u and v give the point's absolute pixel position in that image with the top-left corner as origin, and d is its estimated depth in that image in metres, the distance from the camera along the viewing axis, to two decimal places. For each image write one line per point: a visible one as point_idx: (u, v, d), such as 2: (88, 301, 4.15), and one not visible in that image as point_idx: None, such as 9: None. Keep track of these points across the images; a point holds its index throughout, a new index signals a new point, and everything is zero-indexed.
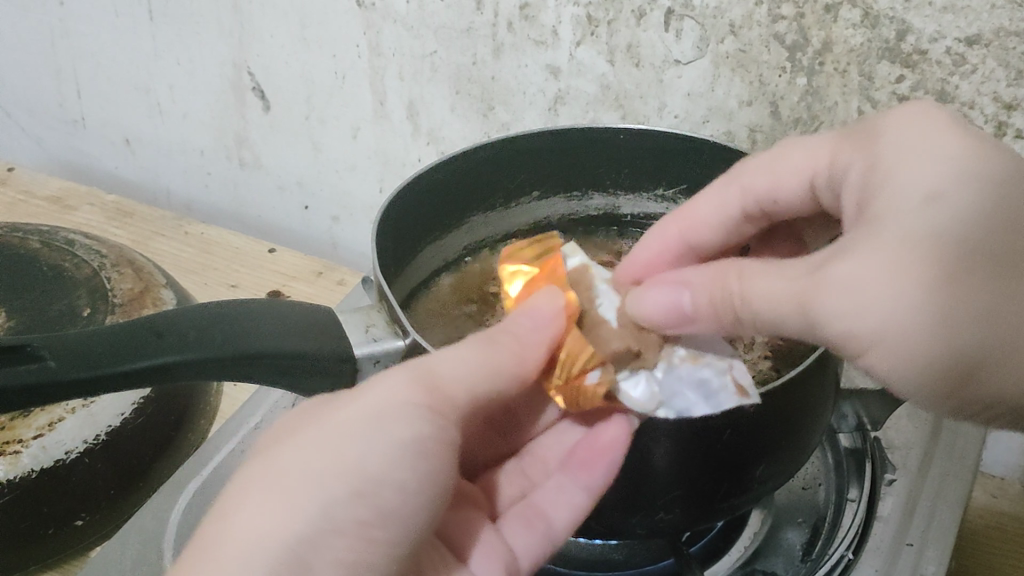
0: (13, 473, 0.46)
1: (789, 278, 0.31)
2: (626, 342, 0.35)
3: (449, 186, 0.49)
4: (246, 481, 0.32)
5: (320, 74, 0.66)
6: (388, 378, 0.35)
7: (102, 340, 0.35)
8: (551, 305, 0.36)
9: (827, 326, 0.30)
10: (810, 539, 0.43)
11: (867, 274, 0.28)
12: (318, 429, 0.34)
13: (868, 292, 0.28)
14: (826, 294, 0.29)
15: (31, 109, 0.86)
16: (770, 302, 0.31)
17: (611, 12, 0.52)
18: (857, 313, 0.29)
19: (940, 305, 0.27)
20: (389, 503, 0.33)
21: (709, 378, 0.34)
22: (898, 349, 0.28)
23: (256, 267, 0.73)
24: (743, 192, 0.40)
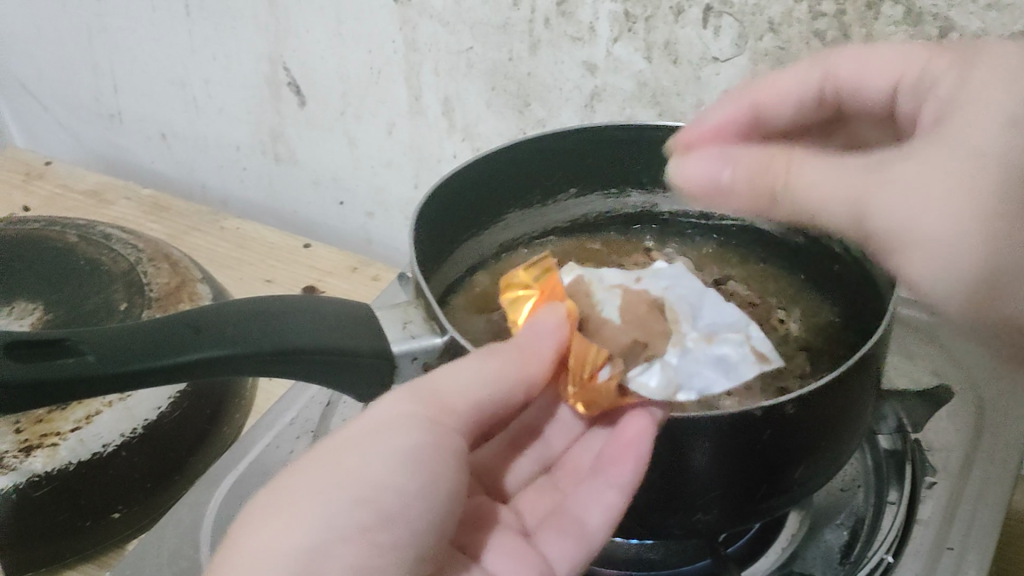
0: (52, 464, 0.46)
1: (845, 175, 0.32)
2: (630, 336, 0.36)
3: (487, 182, 0.49)
4: (256, 506, 0.35)
5: (356, 69, 0.65)
6: (392, 396, 0.37)
7: (141, 334, 0.35)
8: (554, 316, 0.37)
9: (874, 220, 0.32)
10: (849, 541, 0.43)
11: (931, 187, 0.30)
12: (321, 450, 0.36)
13: (929, 206, 0.30)
14: (885, 194, 0.31)
15: (69, 104, 0.86)
16: (818, 192, 0.33)
17: (649, 8, 0.51)
18: (914, 218, 0.31)
19: (987, 237, 0.29)
20: (392, 507, 0.35)
21: (727, 353, 0.37)
22: (931, 258, 0.31)
23: (291, 263, 0.73)
24: (826, 75, 0.41)
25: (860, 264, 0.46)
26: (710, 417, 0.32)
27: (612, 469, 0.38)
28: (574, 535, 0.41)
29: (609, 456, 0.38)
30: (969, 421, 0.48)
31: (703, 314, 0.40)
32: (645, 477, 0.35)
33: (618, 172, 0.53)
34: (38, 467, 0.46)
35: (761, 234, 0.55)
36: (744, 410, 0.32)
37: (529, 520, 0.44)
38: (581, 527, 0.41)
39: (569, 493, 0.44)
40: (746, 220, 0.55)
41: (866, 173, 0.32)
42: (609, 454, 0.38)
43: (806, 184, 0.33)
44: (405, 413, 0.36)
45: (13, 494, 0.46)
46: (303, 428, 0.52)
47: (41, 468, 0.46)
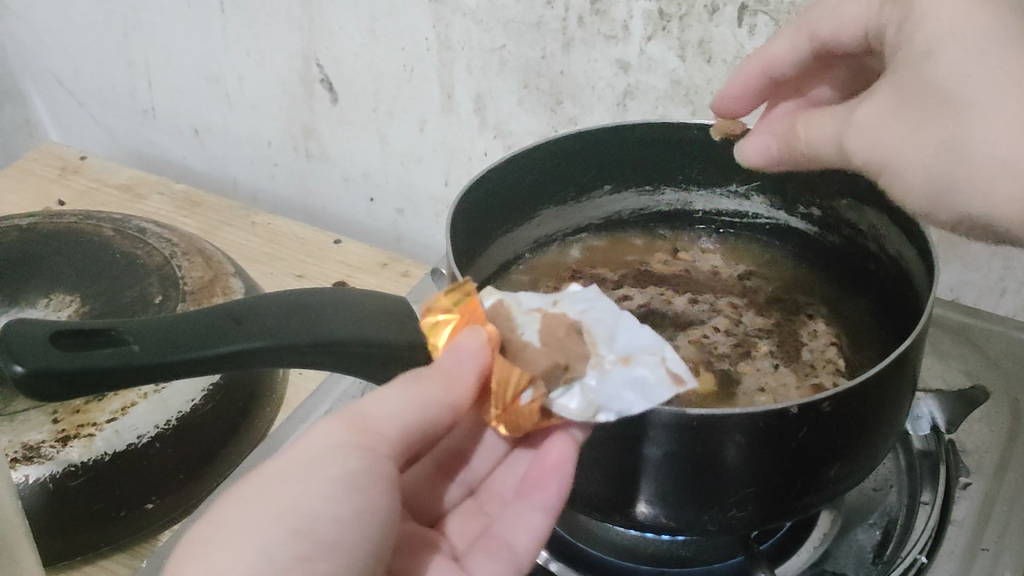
0: (88, 455, 0.47)
1: (838, 122, 0.39)
2: (550, 358, 0.34)
3: (520, 178, 0.49)
4: (185, 551, 0.34)
5: (389, 67, 0.66)
6: (320, 428, 0.37)
7: (181, 327, 0.35)
8: (474, 339, 0.35)
9: (854, 156, 0.38)
10: (881, 541, 0.43)
11: (877, 116, 0.36)
12: (248, 485, 0.35)
13: (877, 130, 0.36)
14: (854, 130, 0.37)
15: (104, 100, 0.87)
16: (822, 144, 0.40)
17: (683, 7, 0.52)
18: (873, 147, 0.36)
19: (921, 143, 0.34)
20: (329, 535, 0.34)
21: (643, 375, 0.34)
22: (898, 177, 0.36)
23: (322, 258, 0.74)
24: (811, 35, 0.42)
25: (896, 263, 0.47)
26: (745, 415, 0.32)
27: (541, 487, 0.39)
28: (506, 557, 0.41)
29: (538, 478, 0.39)
30: (1002, 424, 0.48)
31: (622, 336, 0.36)
32: (666, 477, 0.35)
33: (654, 170, 0.53)
34: (74, 457, 0.47)
35: (797, 235, 0.55)
36: (779, 408, 0.32)
37: (458, 544, 0.44)
38: (513, 548, 0.41)
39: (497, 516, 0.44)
40: (780, 217, 0.55)
41: (847, 120, 0.38)
42: (535, 475, 0.39)
43: (810, 135, 0.41)
44: (338, 441, 0.36)
45: (49, 483, 0.46)
46: None
47: (77, 458, 0.47)
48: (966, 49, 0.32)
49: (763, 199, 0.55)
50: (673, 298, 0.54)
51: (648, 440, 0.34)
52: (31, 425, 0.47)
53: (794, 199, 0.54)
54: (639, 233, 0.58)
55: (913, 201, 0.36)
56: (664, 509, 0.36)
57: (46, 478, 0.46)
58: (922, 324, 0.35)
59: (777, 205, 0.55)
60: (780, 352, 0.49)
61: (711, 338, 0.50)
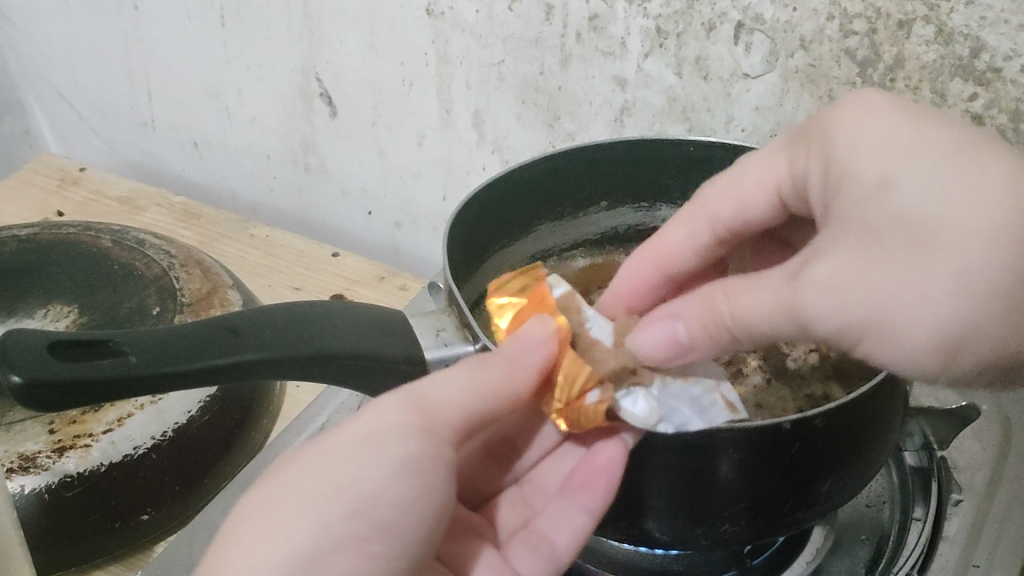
0: (84, 465, 0.47)
1: (778, 285, 0.33)
2: (619, 361, 0.37)
3: (517, 192, 0.49)
4: (252, 504, 0.35)
5: (388, 82, 0.66)
6: (385, 403, 0.36)
7: (179, 338, 0.36)
8: (542, 331, 0.37)
9: (815, 324, 0.31)
10: (874, 556, 0.43)
11: (839, 270, 0.30)
12: (310, 457, 0.36)
13: (841, 287, 0.30)
14: (806, 297, 0.31)
15: (103, 112, 0.87)
16: (754, 314, 0.33)
17: (681, 24, 0.52)
18: (837, 313, 0.31)
19: (913, 286, 0.29)
20: (385, 518, 0.35)
21: (699, 395, 0.37)
22: (894, 340, 0.30)
23: (319, 271, 0.74)
24: (710, 219, 0.43)
25: None
26: (744, 431, 0.32)
27: (586, 489, 0.38)
28: (547, 554, 0.41)
29: (583, 479, 0.38)
30: (995, 441, 0.48)
31: None
32: (664, 487, 0.35)
33: (649, 185, 0.54)
34: (70, 467, 0.47)
35: None
36: (774, 423, 0.32)
37: (501, 534, 0.45)
38: (554, 546, 0.41)
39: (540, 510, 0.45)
40: None
41: (792, 283, 0.32)
42: (582, 477, 0.39)
43: (735, 312, 0.34)
44: (399, 421, 0.36)
45: (45, 494, 0.47)
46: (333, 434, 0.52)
47: (73, 469, 0.47)
48: (923, 167, 0.30)
49: None
50: None
51: (654, 449, 0.34)
52: (27, 435, 0.48)
53: None
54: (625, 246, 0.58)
55: (922, 365, 0.30)
56: (662, 522, 0.36)
57: (42, 488, 0.46)
58: None
59: None
60: (769, 365, 0.49)
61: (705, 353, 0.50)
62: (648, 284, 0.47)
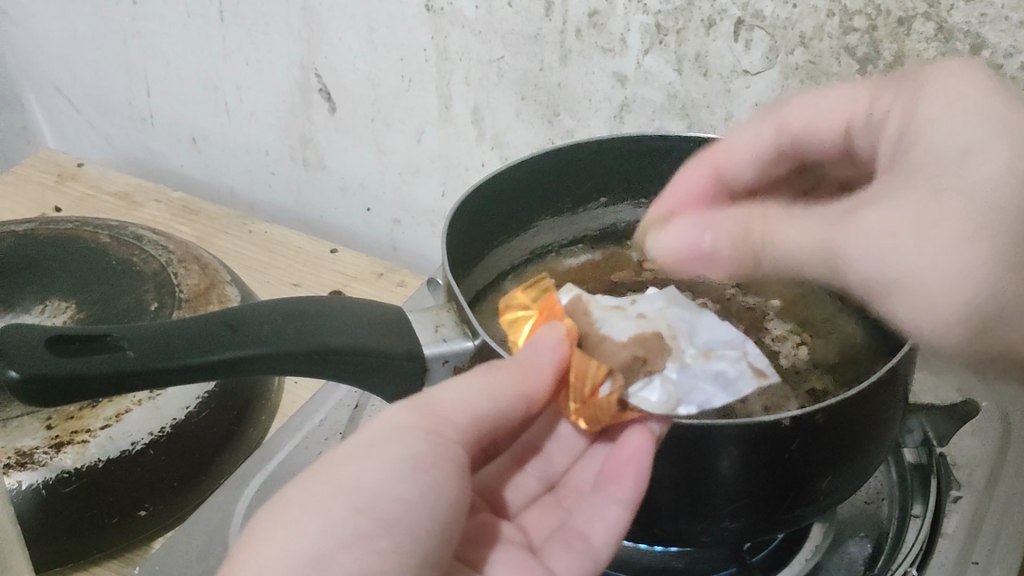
0: (81, 461, 0.47)
1: (819, 225, 0.33)
2: (629, 351, 0.36)
3: (519, 189, 0.49)
4: (260, 522, 0.34)
5: (387, 77, 0.66)
6: (391, 412, 0.36)
7: (177, 333, 0.36)
8: (552, 334, 0.37)
9: (852, 270, 0.32)
10: (873, 553, 0.43)
11: (889, 223, 0.31)
12: (315, 469, 0.35)
13: (888, 242, 0.31)
14: (851, 241, 0.32)
15: (101, 107, 0.87)
16: (788, 249, 0.34)
17: (681, 21, 0.52)
18: (880, 263, 0.31)
19: (961, 262, 0.30)
20: (393, 514, 0.34)
21: (724, 369, 0.38)
22: (920, 301, 0.31)
23: (317, 267, 0.74)
24: (779, 127, 0.41)
25: None
26: (745, 424, 0.32)
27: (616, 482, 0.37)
28: (584, 551, 0.40)
29: (614, 471, 0.37)
30: (994, 439, 0.48)
31: (701, 331, 0.40)
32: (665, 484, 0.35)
33: (649, 182, 0.53)
34: (68, 464, 0.47)
35: None
36: (774, 419, 0.32)
37: (534, 535, 0.43)
38: (590, 542, 0.40)
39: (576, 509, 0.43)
40: None
41: (838, 224, 0.32)
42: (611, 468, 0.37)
43: (768, 241, 0.34)
44: (405, 423, 0.36)
45: (42, 489, 0.46)
46: (331, 431, 0.52)
47: (70, 465, 0.47)
48: (1003, 143, 0.30)
49: None
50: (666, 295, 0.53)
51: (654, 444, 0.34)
52: (24, 431, 0.47)
53: None
54: (627, 244, 0.57)
55: (922, 327, 0.32)
56: (666, 518, 0.36)
57: (40, 484, 0.46)
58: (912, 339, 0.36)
59: None
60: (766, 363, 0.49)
61: None
62: (698, 198, 0.43)
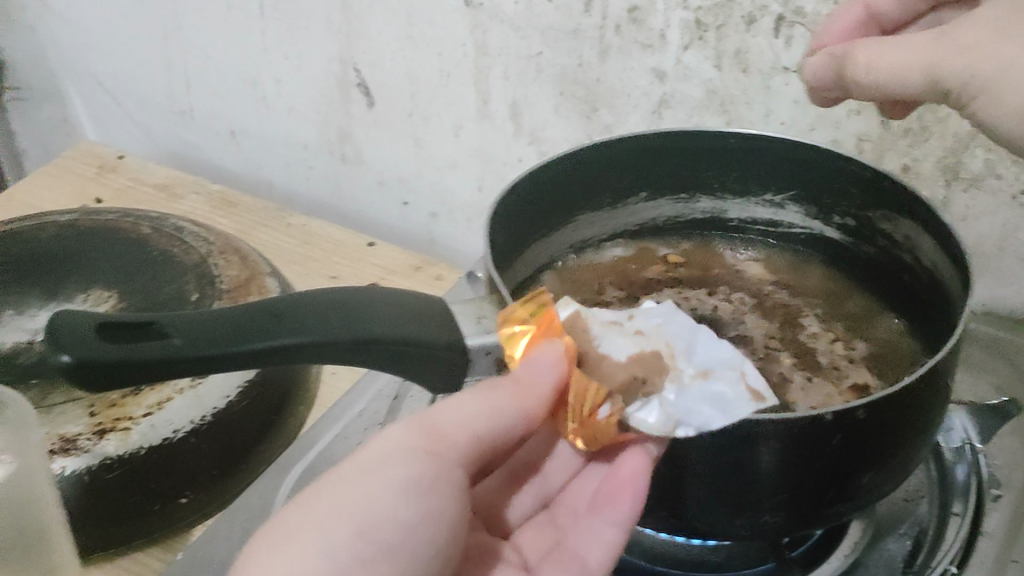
0: (124, 448, 0.48)
1: (926, 44, 0.38)
2: (628, 371, 0.35)
3: (560, 184, 0.49)
4: (263, 536, 0.35)
5: (425, 71, 0.66)
6: (394, 431, 0.38)
7: (224, 321, 0.36)
8: (552, 350, 0.36)
9: (950, 82, 0.37)
10: (911, 551, 0.43)
11: (984, 37, 0.36)
12: (320, 485, 0.37)
13: (981, 51, 0.36)
14: (950, 56, 0.37)
15: (141, 100, 0.88)
16: (895, 70, 0.39)
17: (721, 18, 0.52)
18: (973, 70, 0.36)
19: None
20: (393, 540, 0.35)
21: (722, 392, 0.34)
22: (1009, 100, 0.36)
23: (355, 260, 0.74)
24: None
25: (931, 275, 0.46)
26: (784, 420, 0.32)
27: (610, 505, 0.39)
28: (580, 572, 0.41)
29: (609, 493, 0.39)
30: None
31: (699, 350, 0.37)
32: (704, 480, 0.35)
33: (688, 177, 0.53)
34: (110, 450, 0.47)
35: (830, 243, 0.54)
36: (815, 415, 0.32)
37: (530, 556, 0.44)
38: (586, 562, 0.41)
39: (570, 529, 0.44)
40: (815, 227, 0.54)
41: (938, 45, 0.38)
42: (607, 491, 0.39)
43: (879, 64, 0.39)
44: (408, 445, 0.37)
45: (85, 475, 0.47)
46: (370, 421, 0.52)
47: (113, 451, 0.47)
48: None
49: (799, 209, 0.53)
50: (696, 297, 0.55)
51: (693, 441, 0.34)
52: (68, 417, 0.48)
53: (828, 208, 0.52)
54: (664, 241, 0.58)
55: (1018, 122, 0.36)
56: (696, 513, 0.36)
57: (82, 470, 0.47)
58: (955, 337, 0.35)
59: (812, 215, 0.53)
60: (803, 363, 0.49)
61: (742, 346, 0.51)
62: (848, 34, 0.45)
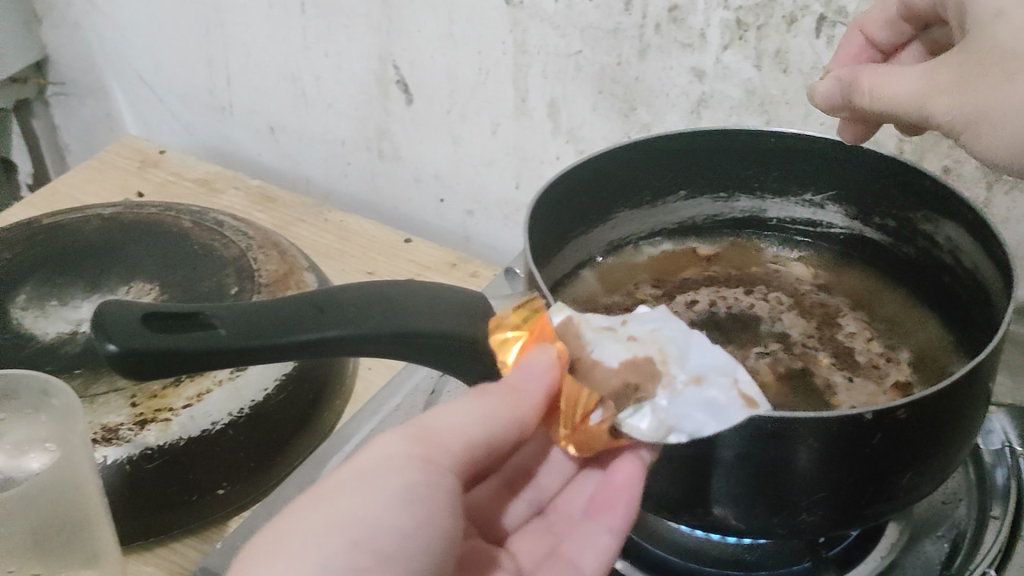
0: (165, 438, 0.48)
1: (919, 78, 0.38)
2: (621, 377, 0.35)
3: (601, 181, 0.49)
4: (253, 548, 0.34)
5: (464, 69, 0.67)
6: (386, 440, 0.37)
7: (267, 313, 0.37)
8: (545, 356, 0.36)
9: (936, 119, 0.38)
10: (949, 554, 0.42)
11: (959, 79, 0.37)
12: (309, 497, 0.36)
13: (958, 94, 0.37)
14: (932, 97, 0.38)
15: (181, 95, 0.89)
16: (890, 102, 0.40)
17: (762, 17, 0.52)
18: (954, 110, 0.37)
19: (1001, 101, 0.35)
20: (388, 547, 0.34)
21: (715, 397, 0.34)
22: (989, 138, 0.36)
23: (392, 256, 0.75)
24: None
25: (972, 276, 0.46)
26: (823, 419, 0.32)
27: (609, 510, 0.40)
28: None
29: (604, 500, 0.40)
30: None
31: (692, 353, 0.36)
32: (743, 479, 0.35)
33: (727, 176, 0.53)
34: (151, 441, 0.48)
35: (869, 243, 0.54)
36: (855, 413, 0.32)
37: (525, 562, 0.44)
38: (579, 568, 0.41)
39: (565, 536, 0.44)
40: (856, 228, 0.54)
41: (922, 84, 0.38)
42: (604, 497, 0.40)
43: (877, 96, 0.40)
44: (402, 453, 0.36)
45: (126, 465, 0.47)
46: (407, 415, 0.53)
47: (154, 441, 0.48)
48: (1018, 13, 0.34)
49: (838, 209, 0.53)
50: (728, 294, 0.55)
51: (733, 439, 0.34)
52: (109, 408, 0.48)
53: (869, 209, 0.52)
54: (699, 239, 0.58)
55: (1005, 156, 0.37)
56: (734, 510, 0.36)
57: (124, 459, 0.47)
58: (997, 339, 0.35)
59: (852, 215, 0.53)
60: (841, 362, 0.50)
61: (779, 345, 0.51)
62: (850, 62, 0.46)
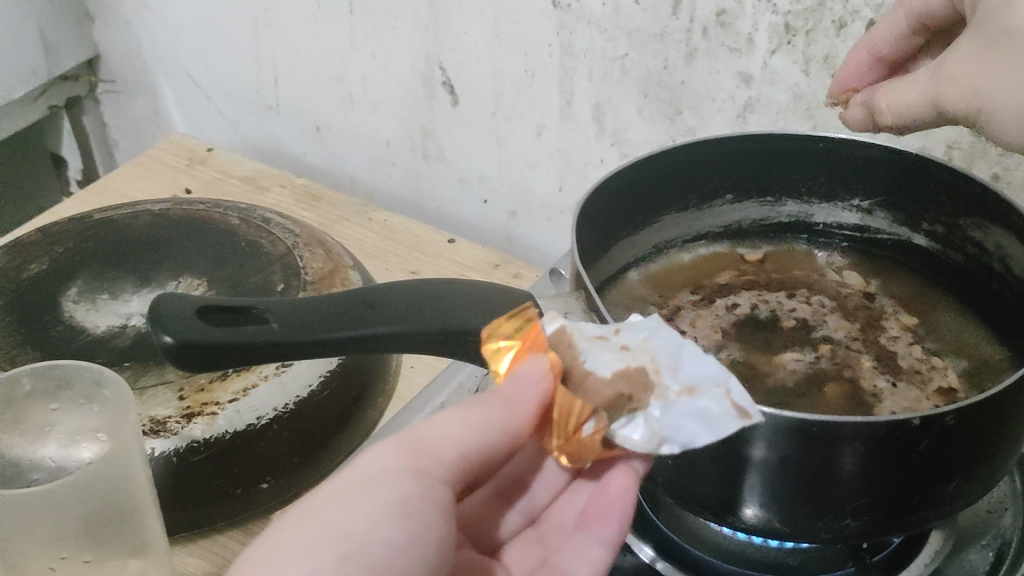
0: (210, 432, 0.49)
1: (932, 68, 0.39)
2: (613, 388, 0.34)
3: (646, 185, 0.50)
4: (249, 556, 0.34)
5: (511, 71, 0.67)
6: (379, 450, 0.37)
7: (319, 309, 0.39)
8: (535, 368, 0.36)
9: (952, 108, 0.38)
10: (994, 563, 0.42)
11: (967, 66, 0.37)
12: (305, 504, 0.36)
13: (967, 80, 0.37)
14: (944, 86, 0.38)
15: (229, 94, 0.90)
16: (908, 108, 0.40)
17: (811, 21, 0.52)
18: (966, 96, 0.37)
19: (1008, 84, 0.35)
20: (380, 560, 0.35)
21: (708, 407, 0.34)
22: (1005, 121, 0.36)
23: (436, 256, 0.75)
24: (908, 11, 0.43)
25: None
26: (869, 424, 0.32)
27: (598, 521, 0.41)
28: None
29: (594, 510, 0.41)
30: None
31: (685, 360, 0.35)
32: (786, 483, 0.35)
33: (772, 181, 0.53)
34: (197, 433, 0.49)
35: (916, 250, 0.54)
36: (901, 419, 0.32)
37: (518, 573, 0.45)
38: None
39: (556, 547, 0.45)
40: (903, 233, 0.54)
41: (934, 78, 0.39)
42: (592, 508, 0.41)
43: (894, 104, 0.41)
44: (396, 463, 0.37)
45: (173, 456, 0.48)
46: None
47: (199, 434, 0.49)
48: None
49: (886, 215, 0.53)
50: (770, 297, 0.55)
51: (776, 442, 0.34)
52: (158, 400, 0.49)
53: (917, 216, 0.52)
54: (742, 241, 0.58)
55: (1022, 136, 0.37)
56: (777, 513, 0.36)
57: (171, 451, 0.48)
58: None
59: (899, 221, 0.53)
60: (883, 366, 0.49)
61: (822, 349, 0.50)
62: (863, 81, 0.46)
